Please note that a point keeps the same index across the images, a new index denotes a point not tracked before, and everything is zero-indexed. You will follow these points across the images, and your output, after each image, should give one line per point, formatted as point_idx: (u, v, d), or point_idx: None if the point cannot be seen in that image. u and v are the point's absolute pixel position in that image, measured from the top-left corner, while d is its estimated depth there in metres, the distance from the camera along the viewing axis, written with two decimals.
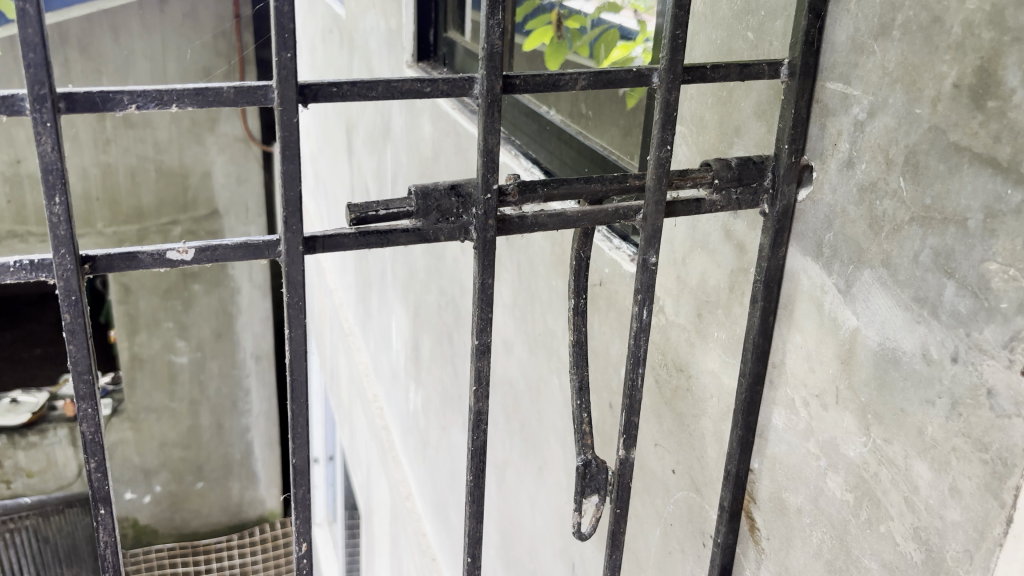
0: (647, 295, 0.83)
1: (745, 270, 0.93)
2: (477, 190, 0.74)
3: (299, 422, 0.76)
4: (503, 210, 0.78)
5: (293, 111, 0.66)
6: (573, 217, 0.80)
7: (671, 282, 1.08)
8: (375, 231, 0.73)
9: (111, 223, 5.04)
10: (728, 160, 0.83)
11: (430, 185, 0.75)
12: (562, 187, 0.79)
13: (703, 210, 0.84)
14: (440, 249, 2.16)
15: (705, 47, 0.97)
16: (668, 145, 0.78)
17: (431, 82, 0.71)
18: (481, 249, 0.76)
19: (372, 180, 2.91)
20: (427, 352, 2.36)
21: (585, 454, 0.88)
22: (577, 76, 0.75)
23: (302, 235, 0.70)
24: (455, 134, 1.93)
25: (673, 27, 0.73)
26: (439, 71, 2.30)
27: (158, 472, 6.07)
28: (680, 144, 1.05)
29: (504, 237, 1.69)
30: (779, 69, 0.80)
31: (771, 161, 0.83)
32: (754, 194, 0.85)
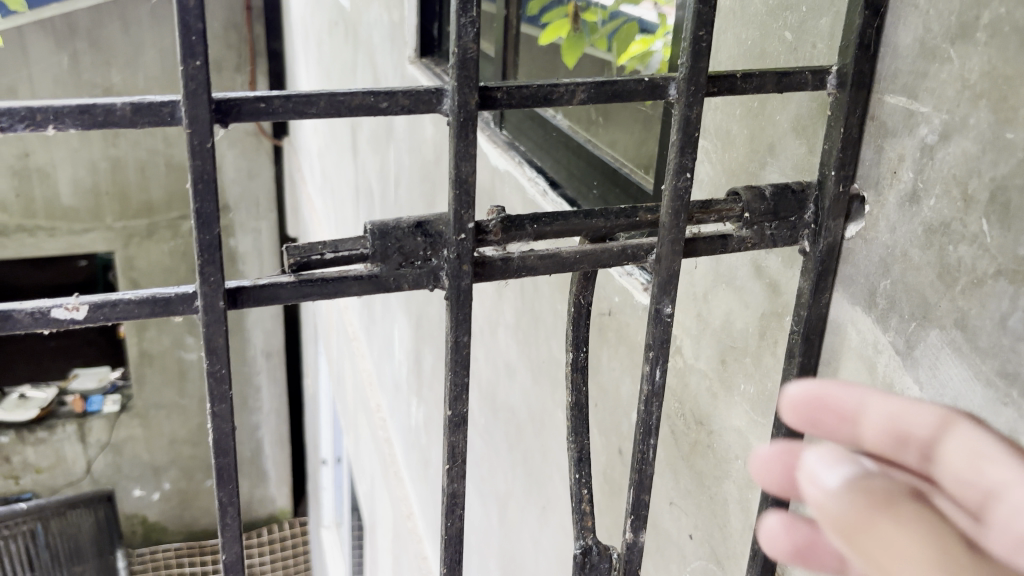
0: (660, 353, 0.69)
1: (779, 315, 0.79)
2: (448, 226, 0.60)
3: (230, 509, 0.62)
4: (481, 253, 0.63)
5: (206, 134, 0.51)
6: (573, 262, 0.65)
7: (691, 320, 0.93)
8: (320, 280, 0.59)
9: (120, 218, 4.93)
10: (763, 192, 0.68)
11: (391, 223, 0.60)
12: (559, 222, 0.64)
13: (730, 249, 0.69)
14: None
15: (733, 50, 0.82)
16: (688, 173, 0.63)
17: (388, 95, 0.56)
18: (453, 299, 0.61)
19: (376, 180, 2.78)
20: (428, 367, 2.23)
21: (584, 538, 0.74)
22: (575, 88, 0.60)
23: (225, 287, 0.56)
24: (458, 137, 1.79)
25: (695, 26, 0.59)
26: (444, 67, 2.16)
27: (168, 469, 5.99)
28: (701, 161, 0.90)
29: None
30: (825, 77, 0.65)
31: (814, 190, 0.69)
32: (792, 230, 0.70)
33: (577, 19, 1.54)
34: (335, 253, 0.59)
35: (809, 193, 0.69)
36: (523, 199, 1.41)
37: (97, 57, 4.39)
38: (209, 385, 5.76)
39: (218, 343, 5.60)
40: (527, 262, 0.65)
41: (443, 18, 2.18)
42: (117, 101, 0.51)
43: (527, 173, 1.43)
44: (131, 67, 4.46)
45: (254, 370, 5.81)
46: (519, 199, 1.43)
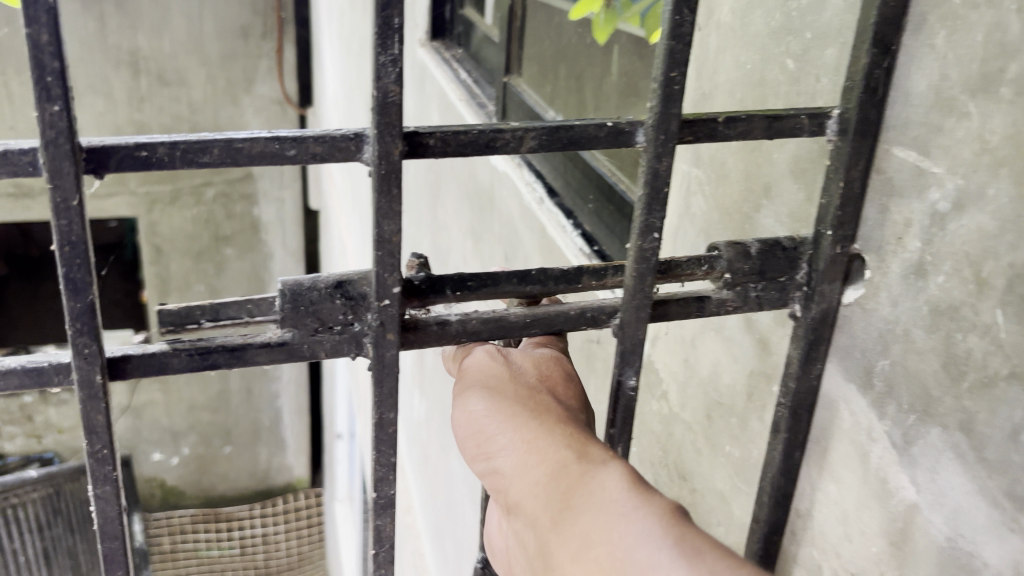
0: (624, 428, 0.61)
1: (768, 377, 0.70)
2: (369, 288, 0.52)
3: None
4: (414, 315, 0.56)
5: (70, 189, 0.44)
6: (522, 328, 0.58)
7: (678, 364, 0.84)
8: (222, 346, 0.52)
9: (144, 183, 4.88)
10: (747, 252, 0.60)
11: (306, 282, 0.52)
12: (501, 283, 0.56)
13: (708, 312, 0.61)
14: (445, 255, 1.94)
15: (732, 72, 0.72)
16: (656, 233, 0.55)
17: (297, 142, 0.48)
18: (376, 370, 0.54)
19: None
20: (431, 362, 2.16)
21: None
22: (524, 134, 0.52)
23: (103, 357, 0.49)
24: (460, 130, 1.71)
25: (666, 67, 0.51)
26: (453, 51, 2.07)
27: (187, 435, 5.99)
28: (695, 192, 0.80)
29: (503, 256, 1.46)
30: (824, 122, 0.57)
31: (809, 248, 0.60)
32: (781, 292, 0.62)
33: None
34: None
35: (800, 251, 0.61)
36: (520, 205, 1.34)
37: (124, 19, 4.25)
38: None
39: None
40: (470, 327, 0.57)
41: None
42: None
43: (524, 178, 1.36)
44: (157, 30, 4.33)
45: None
46: (516, 204, 1.36)
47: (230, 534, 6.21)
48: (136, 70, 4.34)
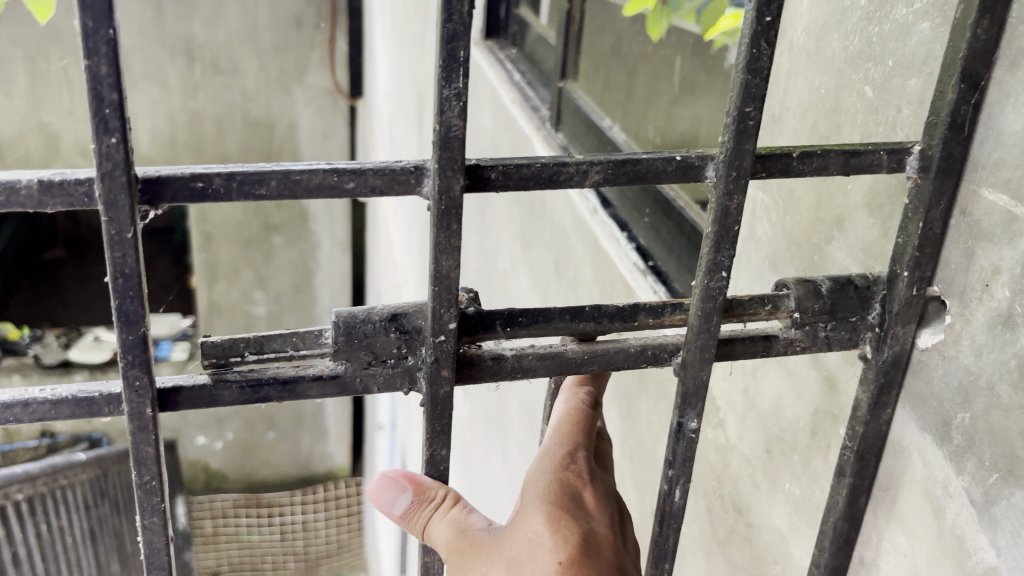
0: (681, 474, 0.60)
1: (833, 417, 0.67)
2: (427, 323, 0.51)
3: None
4: (470, 349, 0.55)
5: (124, 222, 0.43)
6: (581, 362, 0.57)
7: (737, 393, 0.82)
8: (274, 380, 0.51)
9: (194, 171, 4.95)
10: (823, 290, 0.57)
11: (361, 317, 0.51)
12: (555, 319, 0.55)
13: (773, 350, 0.59)
14: (493, 257, 1.93)
15: (803, 95, 0.69)
16: (722, 269, 0.53)
17: (356, 172, 0.47)
18: (428, 403, 0.54)
19: None
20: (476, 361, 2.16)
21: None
22: (588, 167, 0.50)
23: (153, 390, 0.49)
24: (512, 133, 1.69)
25: (741, 98, 0.49)
26: (506, 52, 2.05)
27: (231, 420, 6.07)
28: (760, 217, 0.77)
29: (552, 264, 1.44)
30: (902, 158, 0.54)
31: (882, 285, 0.58)
32: (858, 331, 0.59)
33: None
34: (291, 352, 0.51)
35: (879, 288, 0.58)
36: (572, 214, 1.32)
37: (181, 9, 4.31)
38: None
39: (286, 299, 5.63)
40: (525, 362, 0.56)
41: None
42: (20, 177, 0.43)
43: (577, 185, 1.34)
44: (213, 21, 4.38)
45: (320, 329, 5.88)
46: (567, 213, 1.35)
47: (271, 519, 6.29)
48: (190, 58, 4.40)
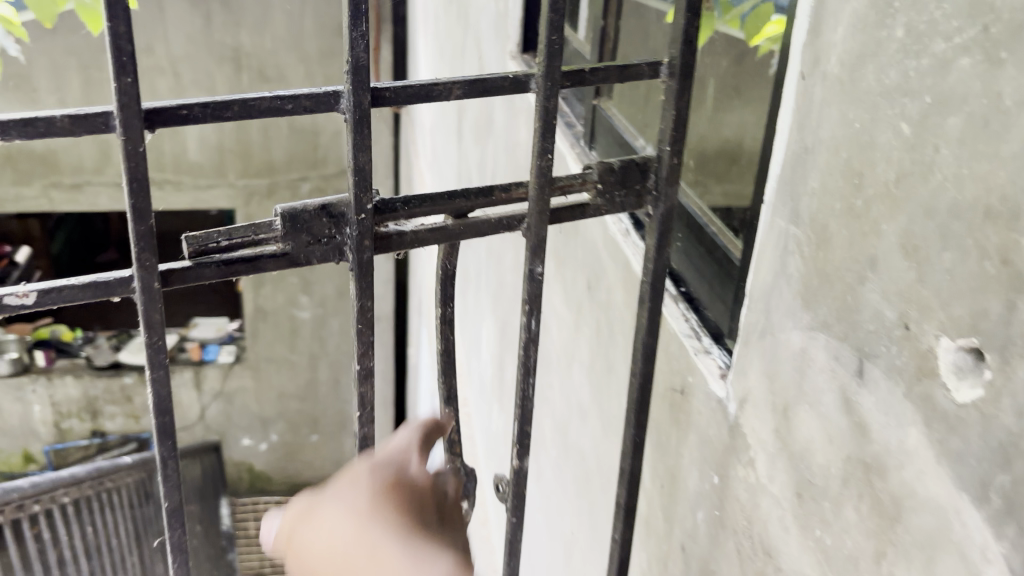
0: (533, 304, 0.91)
1: (866, 467, 0.64)
2: (347, 207, 0.79)
3: (164, 424, 0.83)
4: (383, 228, 0.84)
5: (136, 140, 0.69)
6: (461, 232, 0.87)
7: (767, 433, 0.79)
8: (240, 259, 0.79)
9: (241, 176, 5.25)
10: (613, 165, 0.89)
11: (302, 208, 0.79)
12: (435, 202, 0.84)
13: (587, 214, 0.91)
14: (528, 272, 1.93)
15: (837, 128, 0.66)
16: (548, 154, 0.84)
17: (292, 99, 0.75)
18: (357, 270, 0.81)
19: (475, 168, 2.74)
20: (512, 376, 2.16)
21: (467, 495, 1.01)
22: (450, 86, 0.81)
23: (157, 272, 0.75)
24: (548, 149, 1.69)
25: (548, 33, 0.79)
26: (543, 65, 2.04)
27: (275, 421, 6.70)
28: (791, 251, 0.74)
29: (585, 283, 1.42)
30: (657, 67, 0.87)
31: (654, 165, 0.91)
32: (638, 196, 0.92)
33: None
34: (251, 236, 0.79)
35: (648, 168, 0.91)
36: (605, 235, 1.29)
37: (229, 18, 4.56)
38: (319, 343, 6.38)
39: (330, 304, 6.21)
40: (419, 235, 0.85)
41: None
42: (57, 115, 0.68)
43: None
44: (258, 31, 4.63)
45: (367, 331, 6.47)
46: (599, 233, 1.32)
47: None
48: (238, 65, 4.60)
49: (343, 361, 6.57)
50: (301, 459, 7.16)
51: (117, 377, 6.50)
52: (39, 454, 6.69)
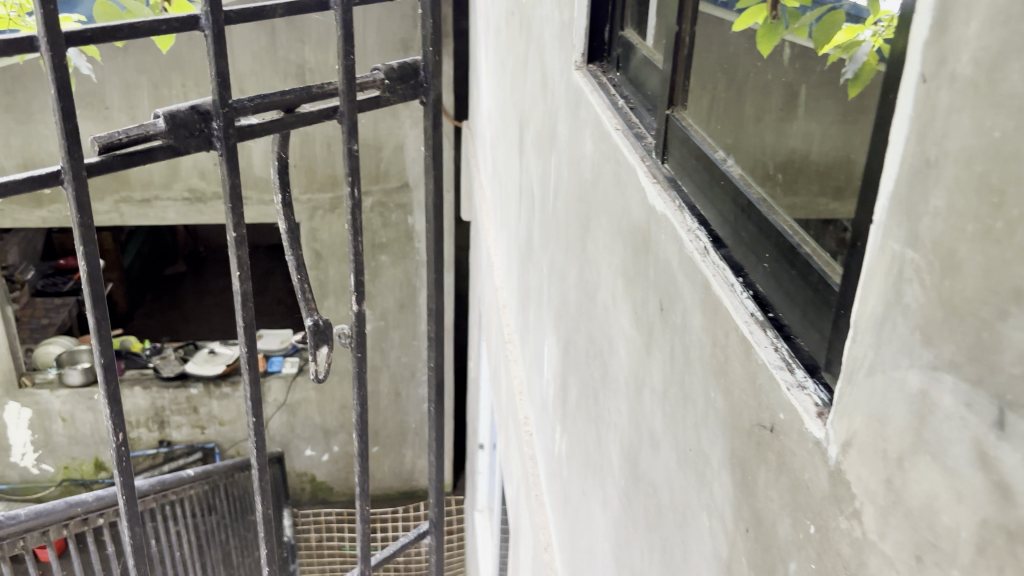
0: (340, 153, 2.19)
1: (1011, 537, 0.54)
2: (216, 110, 1.96)
3: (93, 229, 1.85)
4: (240, 117, 2.03)
5: (61, 50, 1.68)
6: (292, 117, 2.15)
7: (878, 485, 0.69)
8: (155, 139, 1.92)
9: (305, 190, 6.08)
10: (393, 71, 2.38)
11: (187, 109, 1.94)
12: (273, 99, 2.07)
13: (360, 103, 2.29)
14: (593, 289, 1.86)
15: (967, 136, 0.57)
16: (339, 66, 2.11)
17: (169, 28, 1.83)
18: (223, 143, 1.99)
19: (539, 185, 2.70)
20: (575, 397, 2.09)
21: (312, 317, 2.23)
22: (273, 21, 1.97)
23: (96, 159, 1.81)
24: (615, 161, 1.61)
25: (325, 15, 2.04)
26: (609, 76, 1.96)
27: (337, 433, 7.06)
28: (909, 279, 0.65)
29: (659, 305, 1.33)
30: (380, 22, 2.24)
31: (408, 77, 2.40)
32: (412, 89, 2.44)
33: (774, 6, 1.53)
34: (158, 122, 1.92)
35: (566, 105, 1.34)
36: (679, 252, 1.21)
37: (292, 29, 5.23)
38: (380, 354, 6.80)
39: (391, 316, 6.63)
40: (259, 120, 2.09)
41: (616, 20, 1.97)
42: (15, 43, 1.67)
43: (685, 221, 1.23)
44: (322, 48, 5.63)
45: (423, 345, 6.80)
46: (674, 252, 1.24)
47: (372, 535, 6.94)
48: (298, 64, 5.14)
49: (404, 374, 6.91)
50: (362, 471, 7.28)
51: (183, 388, 6.67)
52: (109, 462, 6.88)
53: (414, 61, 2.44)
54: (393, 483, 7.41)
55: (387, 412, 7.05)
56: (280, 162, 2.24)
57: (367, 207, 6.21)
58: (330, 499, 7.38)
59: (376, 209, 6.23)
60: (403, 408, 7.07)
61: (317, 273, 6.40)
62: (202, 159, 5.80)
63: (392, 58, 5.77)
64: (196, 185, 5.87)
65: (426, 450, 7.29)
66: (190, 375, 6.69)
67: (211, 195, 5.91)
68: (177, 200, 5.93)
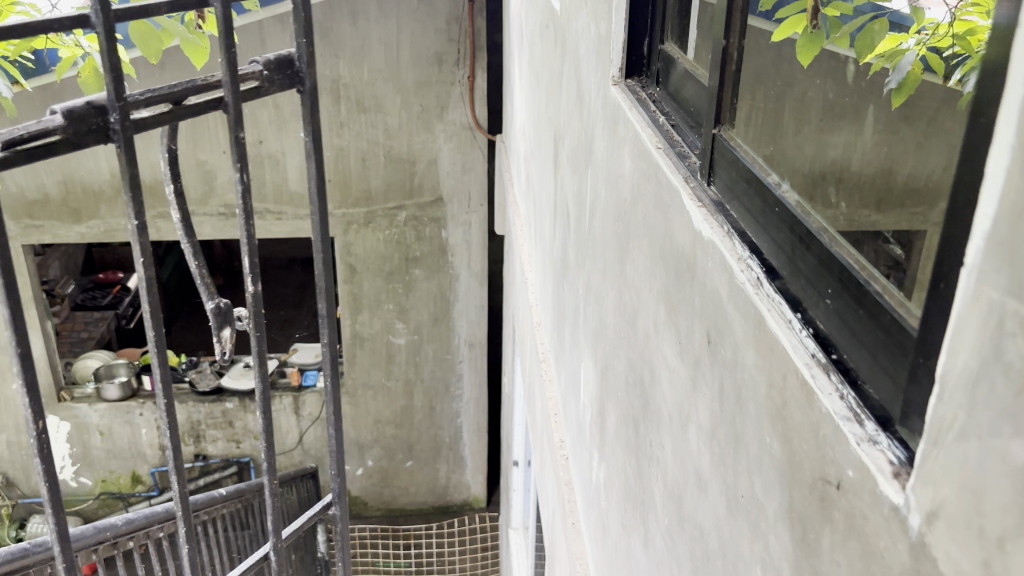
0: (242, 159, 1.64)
1: None
2: (111, 101, 1.48)
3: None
4: (131, 113, 1.51)
5: None
6: (182, 110, 1.60)
7: (975, 568, 0.60)
8: (36, 147, 1.42)
9: (340, 205, 6.06)
10: (270, 61, 1.72)
11: (74, 108, 1.45)
12: (161, 93, 1.54)
13: (259, 94, 1.73)
14: (632, 315, 1.78)
15: None
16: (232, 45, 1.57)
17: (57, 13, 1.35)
18: (123, 141, 1.49)
19: (574, 203, 2.63)
20: (613, 424, 2.01)
21: (214, 299, 1.66)
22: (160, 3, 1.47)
23: None
24: (656, 181, 1.53)
25: None
26: (648, 91, 1.88)
27: (371, 447, 7.02)
28: (1016, 336, 0.55)
29: (706, 336, 1.25)
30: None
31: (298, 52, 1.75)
32: (290, 80, 1.77)
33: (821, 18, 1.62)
34: (39, 125, 1.42)
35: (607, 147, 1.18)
36: (729, 282, 1.13)
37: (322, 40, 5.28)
38: (414, 369, 6.73)
39: (425, 330, 6.59)
40: (154, 117, 1.56)
41: (655, 34, 1.89)
42: None
43: (735, 250, 1.15)
44: (356, 62, 5.64)
45: (458, 359, 6.75)
46: (723, 282, 1.15)
47: (406, 550, 6.95)
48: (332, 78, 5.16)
49: (438, 388, 6.86)
50: (396, 486, 7.23)
51: (219, 402, 6.67)
52: (146, 476, 6.91)
53: (289, 50, 1.77)
54: (427, 498, 7.34)
55: (421, 427, 7.00)
56: (171, 156, 1.70)
57: (401, 222, 6.18)
58: (365, 514, 7.36)
59: (410, 223, 6.19)
60: (437, 423, 7.00)
61: (352, 287, 6.38)
62: (238, 174, 5.81)
63: (426, 73, 5.73)
64: (232, 201, 5.89)
65: (461, 465, 7.22)
66: (226, 390, 6.69)
67: (246, 210, 5.92)
68: (213, 216, 5.95)
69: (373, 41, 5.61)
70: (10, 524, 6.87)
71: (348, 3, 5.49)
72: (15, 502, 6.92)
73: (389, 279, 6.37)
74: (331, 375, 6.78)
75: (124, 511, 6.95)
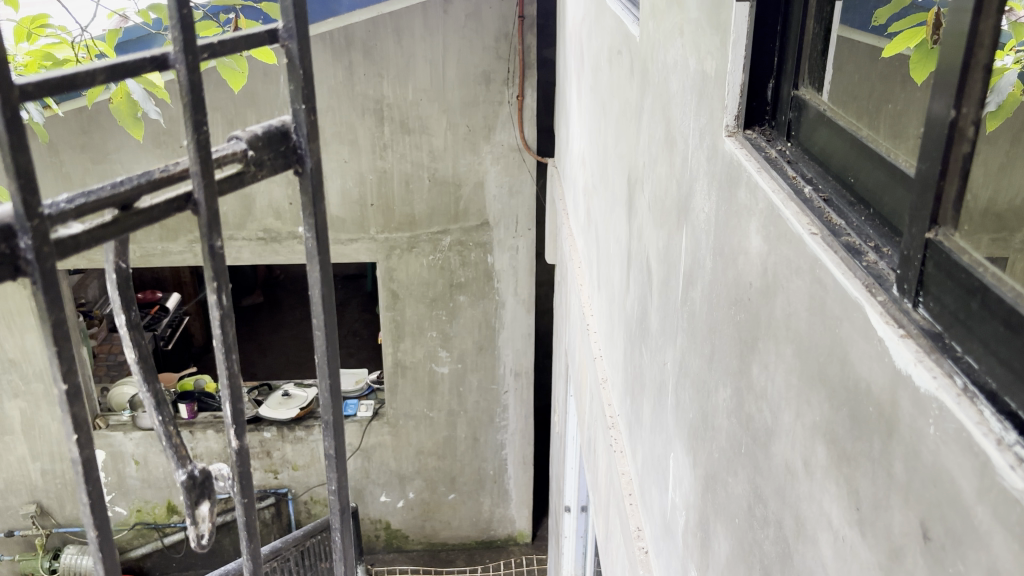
0: (219, 271, 1.19)
1: None
2: (21, 220, 0.95)
3: None
4: (53, 232, 1.00)
5: None
6: (136, 217, 1.10)
7: None
8: None
9: (383, 229, 5.74)
10: (258, 135, 1.28)
11: None
12: (102, 196, 1.03)
13: (245, 181, 1.27)
14: (757, 431, 1.42)
15: None
16: (202, 124, 1.12)
17: None
18: (43, 278, 0.97)
19: (657, 258, 2.28)
20: (722, 547, 1.64)
21: (186, 467, 1.22)
22: (97, 73, 1.00)
23: None
24: (811, 276, 1.16)
25: (179, 11, 1.06)
26: (776, 148, 1.53)
27: (413, 479, 6.66)
28: None
29: (921, 523, 0.88)
30: (276, 37, 1.27)
31: (293, 123, 1.33)
32: (286, 159, 1.34)
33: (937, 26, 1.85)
34: None
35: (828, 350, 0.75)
36: (983, 481, 0.76)
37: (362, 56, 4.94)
38: (458, 399, 6.38)
39: (468, 358, 6.23)
40: (91, 234, 1.04)
41: (785, 76, 1.54)
42: None
43: (987, 424, 0.78)
44: (400, 81, 5.33)
45: (504, 388, 6.37)
46: (971, 472, 0.78)
47: None
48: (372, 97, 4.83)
49: (482, 419, 6.49)
50: (438, 519, 6.87)
51: (257, 431, 6.35)
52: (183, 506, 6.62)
53: (283, 120, 1.34)
54: (470, 532, 6.97)
55: (464, 459, 6.63)
56: (121, 275, 1.21)
57: (446, 246, 5.84)
58: (405, 547, 7.00)
59: (455, 248, 5.85)
60: (481, 455, 6.63)
61: (393, 314, 6.04)
62: (278, 198, 5.52)
63: (473, 92, 5.40)
64: (271, 226, 5.59)
65: (505, 499, 6.85)
66: (263, 419, 6.38)
67: (286, 235, 5.61)
68: (252, 239, 5.65)
69: (419, 59, 5.28)
70: (43, 554, 6.54)
71: (392, 20, 5.18)
72: (49, 531, 6.56)
73: (432, 306, 6.03)
74: (372, 405, 6.44)
75: (160, 542, 6.65)
